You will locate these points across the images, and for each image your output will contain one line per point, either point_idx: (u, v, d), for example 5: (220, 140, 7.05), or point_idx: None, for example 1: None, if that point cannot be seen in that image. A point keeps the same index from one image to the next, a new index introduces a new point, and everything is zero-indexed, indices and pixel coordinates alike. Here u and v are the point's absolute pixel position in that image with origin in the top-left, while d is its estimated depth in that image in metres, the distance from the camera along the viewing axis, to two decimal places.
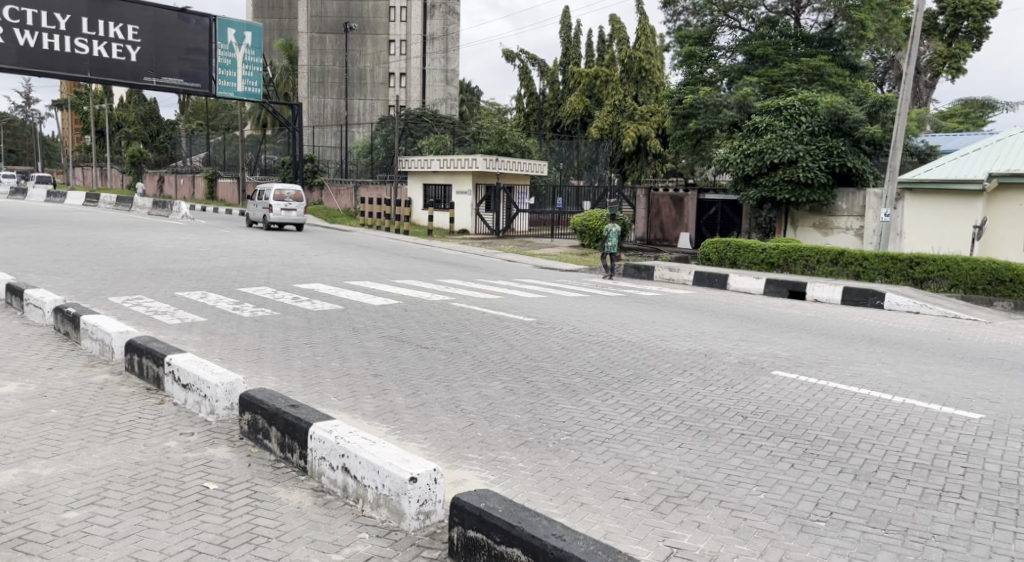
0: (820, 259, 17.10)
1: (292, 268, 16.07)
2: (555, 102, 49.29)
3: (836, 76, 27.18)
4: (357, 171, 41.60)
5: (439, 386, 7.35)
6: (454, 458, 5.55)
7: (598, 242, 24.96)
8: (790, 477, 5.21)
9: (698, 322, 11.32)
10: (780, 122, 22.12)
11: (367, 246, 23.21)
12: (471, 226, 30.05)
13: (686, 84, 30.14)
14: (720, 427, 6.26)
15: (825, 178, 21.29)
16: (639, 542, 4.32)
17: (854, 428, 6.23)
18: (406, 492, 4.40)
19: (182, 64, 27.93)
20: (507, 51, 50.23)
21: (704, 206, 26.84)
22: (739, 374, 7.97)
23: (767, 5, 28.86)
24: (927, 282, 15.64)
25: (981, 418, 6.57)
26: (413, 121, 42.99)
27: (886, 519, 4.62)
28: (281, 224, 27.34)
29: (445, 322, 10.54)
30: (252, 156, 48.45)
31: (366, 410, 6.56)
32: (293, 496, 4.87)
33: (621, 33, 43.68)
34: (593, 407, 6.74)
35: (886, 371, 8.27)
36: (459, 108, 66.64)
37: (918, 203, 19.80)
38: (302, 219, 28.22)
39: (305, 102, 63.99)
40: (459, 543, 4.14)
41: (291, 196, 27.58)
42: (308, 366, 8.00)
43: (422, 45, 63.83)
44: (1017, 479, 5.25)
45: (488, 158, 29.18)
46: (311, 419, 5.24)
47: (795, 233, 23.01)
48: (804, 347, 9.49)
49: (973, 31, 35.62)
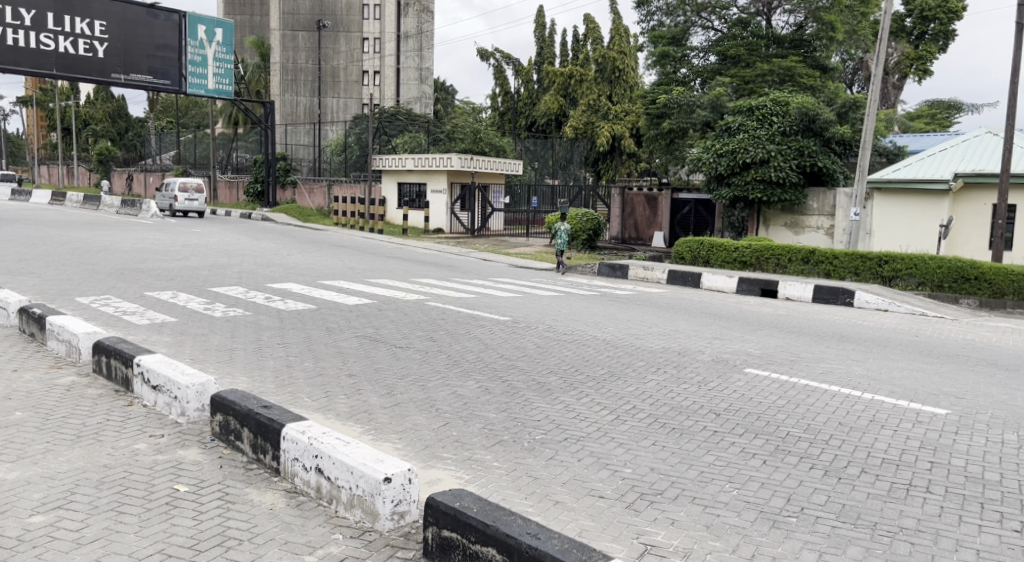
0: (791, 258, 17.29)
1: (264, 268, 15.89)
2: (529, 101, 49.32)
3: (807, 76, 27.51)
4: (330, 168, 41.30)
5: (414, 386, 7.32)
6: (429, 458, 5.53)
7: (573, 241, 25.03)
8: (762, 474, 5.26)
9: (672, 320, 11.40)
10: (752, 122, 22.36)
11: (340, 246, 22.95)
12: (446, 225, 29.98)
13: (659, 84, 30.32)
14: (694, 424, 6.31)
15: (796, 177, 21.57)
16: (614, 539, 4.34)
17: (825, 425, 6.31)
18: (381, 493, 4.37)
19: (151, 60, 27.55)
20: (482, 50, 50.11)
21: (677, 206, 27.07)
22: (712, 372, 8.04)
23: (739, 6, 29.14)
24: (896, 280, 15.89)
25: (947, 413, 6.70)
26: (387, 119, 42.76)
27: (855, 514, 4.68)
28: (186, 211, 32.31)
29: (419, 322, 10.50)
30: (224, 155, 47.90)
31: (339, 411, 6.52)
32: (266, 498, 4.83)
33: (595, 33, 43.84)
34: (568, 406, 6.76)
35: (856, 368, 8.40)
36: (434, 106, 66.57)
37: (886, 202, 20.06)
38: (204, 207, 33.24)
39: (277, 100, 63.31)
40: (434, 543, 4.13)
41: (194, 188, 32.56)
42: (280, 366, 7.93)
43: (396, 43, 63.68)
44: (982, 474, 5.35)
45: (463, 158, 29.07)
46: (283, 420, 5.20)
47: (767, 232, 23.26)
48: (776, 345, 9.60)
49: (939, 33, 36.31)
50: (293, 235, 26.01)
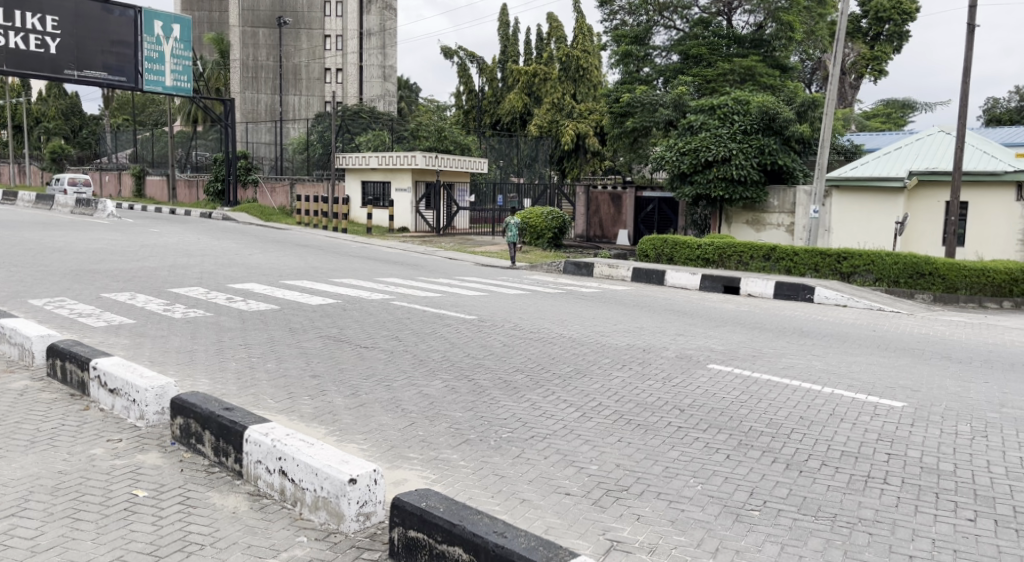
0: (753, 255, 17.54)
1: (226, 268, 15.65)
2: (494, 100, 49.20)
3: (767, 76, 27.94)
4: (293, 167, 40.79)
5: (379, 386, 7.28)
6: (395, 458, 5.49)
7: (539, 239, 25.09)
8: (726, 468, 5.33)
9: (636, 317, 11.50)
10: (713, 121, 22.70)
11: (303, 245, 22.69)
12: (411, 224, 29.85)
13: (623, 83, 30.52)
14: (659, 420, 6.37)
15: (757, 175, 21.90)
16: (580, 536, 4.36)
17: (786, 419, 6.41)
18: (345, 494, 4.33)
19: (105, 56, 26.94)
20: (445, 48, 49.88)
21: (641, 204, 27.33)
22: (676, 368, 8.14)
23: (700, 6, 29.44)
24: (854, 276, 16.19)
25: (903, 406, 6.85)
26: (350, 117, 42.45)
27: (816, 506, 4.77)
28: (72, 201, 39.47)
29: (385, 321, 10.42)
30: (183, 153, 46.97)
31: (303, 412, 6.45)
32: (229, 501, 4.76)
33: (559, 32, 43.95)
34: (534, 404, 6.77)
35: (816, 363, 8.55)
36: (398, 104, 66.27)
37: (844, 200, 20.44)
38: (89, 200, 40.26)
39: (238, 97, 62.31)
40: (400, 544, 4.11)
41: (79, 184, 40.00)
42: (242, 368, 7.80)
43: (359, 41, 63.25)
44: (937, 464, 5.48)
45: (428, 155, 28.97)
46: (245, 421, 5.13)
47: (729, 229, 23.50)
48: (738, 341, 9.71)
49: (893, 34, 37.07)
50: (255, 234, 25.65)
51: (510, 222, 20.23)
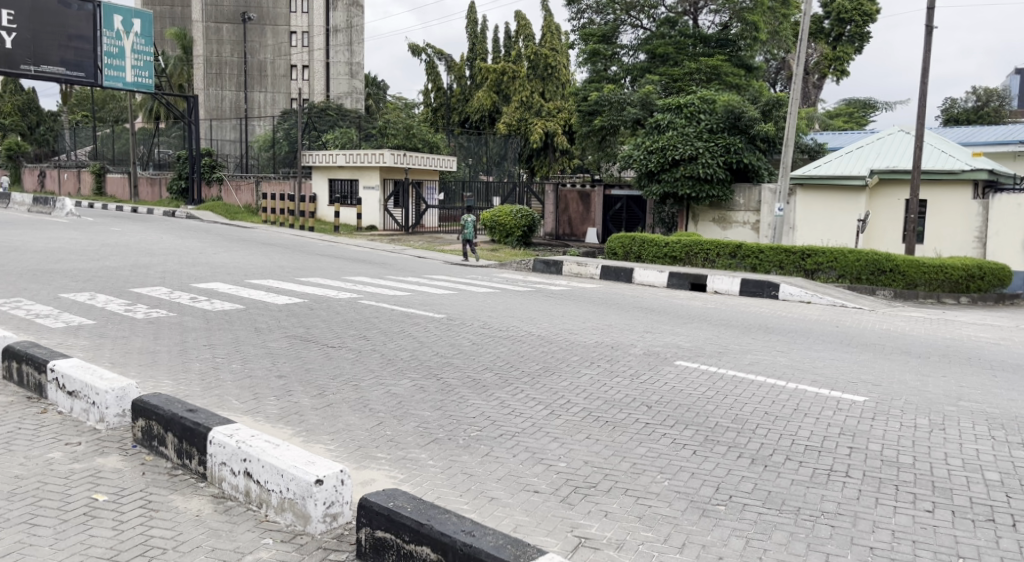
0: (719, 252, 17.73)
1: (190, 268, 15.42)
2: (462, 97, 49.05)
3: (732, 75, 28.25)
4: (258, 165, 40.31)
5: (346, 386, 7.22)
6: (362, 458, 5.46)
7: (508, 237, 25.10)
8: (692, 464, 5.39)
9: (604, 315, 11.56)
10: (680, 120, 22.88)
11: (270, 244, 22.43)
12: (379, 222, 29.67)
13: (591, 81, 30.64)
14: (626, 417, 6.41)
15: (723, 174, 22.14)
16: (549, 534, 4.37)
17: (751, 415, 6.49)
18: (312, 495, 4.29)
19: (63, 51, 26.36)
20: (413, 45, 49.58)
21: (610, 202, 27.47)
22: (644, 365, 8.19)
23: (667, 5, 29.67)
24: (818, 273, 16.44)
25: (865, 400, 6.98)
26: (317, 115, 42.02)
27: (780, 500, 4.84)
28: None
29: (353, 321, 10.34)
30: (145, 150, 46.13)
31: (269, 413, 6.38)
32: (192, 504, 4.69)
33: (527, 30, 43.89)
34: (503, 402, 6.77)
35: (781, 359, 8.67)
36: (366, 101, 65.79)
37: (809, 198, 20.74)
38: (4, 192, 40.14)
39: (202, 94, 61.27)
40: (367, 544, 4.08)
41: None
42: (207, 369, 7.69)
43: (325, 37, 62.66)
44: (897, 457, 5.59)
45: (396, 153, 28.80)
46: (209, 423, 5.06)
47: (695, 227, 23.74)
48: (705, 338, 9.81)
49: (854, 35, 37.69)
50: (220, 233, 25.30)
51: (467, 221, 20.36)
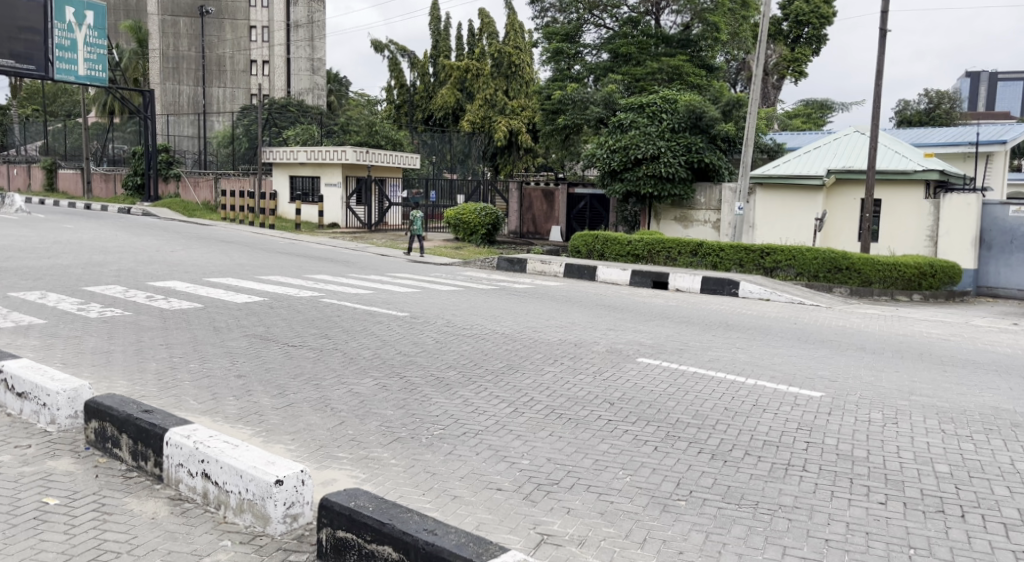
0: (681, 251, 17.94)
1: (146, 266, 15.10)
2: (425, 95, 48.77)
3: (693, 76, 28.55)
4: (217, 161, 39.66)
5: (307, 385, 7.13)
6: (323, 458, 5.41)
7: (471, 236, 25.09)
8: (654, 460, 5.44)
9: (567, 313, 11.61)
10: (643, 119, 22.99)
11: (229, 241, 22.06)
12: (342, 219, 29.45)
13: (554, 80, 30.69)
14: (589, 414, 6.45)
15: (684, 173, 22.39)
16: (511, 531, 4.38)
17: (711, 410, 6.58)
18: (272, 496, 4.23)
19: (12, 43, 25.58)
20: (375, 42, 49.15)
21: (573, 200, 27.59)
22: (606, 361, 8.25)
23: (629, 5, 29.77)
24: (777, 270, 16.74)
25: (821, 395, 7.12)
26: (278, 111, 41.44)
27: (739, 494, 4.91)
28: None
29: (314, 319, 10.21)
30: (99, 146, 45.02)
31: (228, 413, 6.28)
32: (148, 506, 4.60)
33: (490, 28, 43.81)
34: (466, 400, 6.77)
35: (740, 355, 8.79)
36: (328, 98, 65.05)
37: (768, 198, 21.11)
38: None
39: (158, 88, 59.87)
40: (328, 545, 4.05)
41: None
42: (164, 368, 7.54)
43: (285, 33, 61.87)
44: (852, 451, 5.72)
45: (358, 150, 28.54)
46: (166, 424, 4.96)
47: (657, 225, 24.01)
48: (667, 335, 9.92)
49: (812, 37, 38.36)
50: (177, 231, 24.78)
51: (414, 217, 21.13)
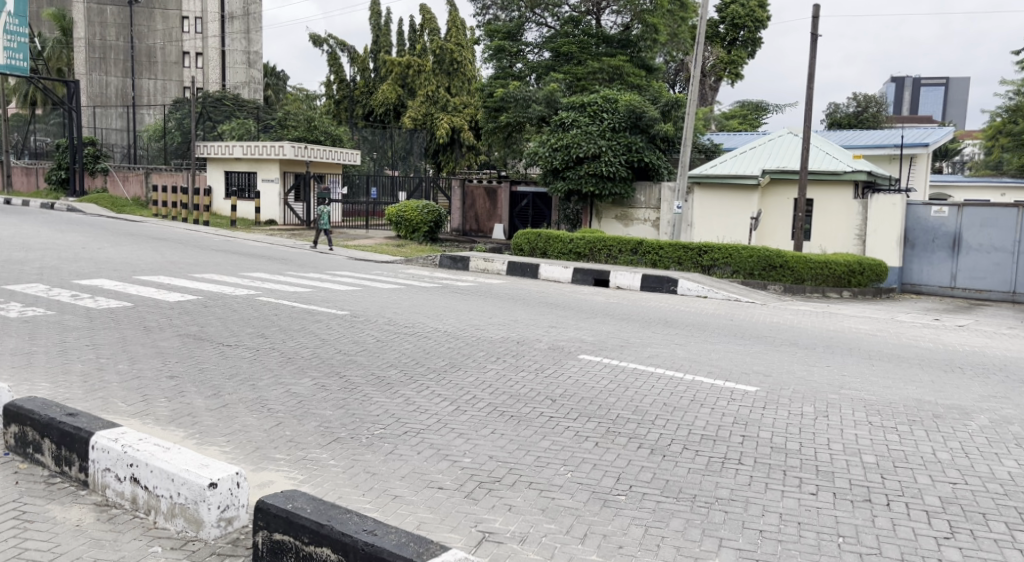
0: (622, 249, 18.16)
1: (71, 264, 14.52)
2: (366, 90, 48.14)
3: (633, 76, 28.94)
4: (148, 156, 38.35)
5: (243, 385, 6.97)
6: (259, 459, 5.29)
7: (414, 233, 24.92)
8: (594, 456, 5.48)
9: (510, 310, 11.63)
10: (584, 118, 23.14)
11: (160, 238, 21.34)
12: (280, 216, 28.89)
13: (496, 77, 30.71)
14: (531, 411, 6.46)
15: (625, 172, 22.66)
16: (452, 530, 4.35)
17: (651, 406, 6.67)
18: (205, 500, 4.11)
19: None
20: (314, 35, 48.30)
21: (516, 198, 27.66)
22: (547, 359, 8.27)
23: (570, 5, 29.92)
24: (714, 269, 17.15)
25: (756, 390, 7.29)
26: (212, 104, 40.34)
27: (677, 488, 4.99)
28: None
29: (250, 319, 9.95)
30: (20, 139, 43.10)
31: (159, 415, 6.08)
32: (72, 513, 4.42)
33: (431, 24, 43.53)
34: (408, 399, 6.71)
35: (679, 351, 8.94)
36: (265, 92, 63.74)
37: (705, 196, 21.56)
38: None
39: (83, 79, 57.41)
40: (264, 548, 3.96)
41: None
42: (90, 370, 7.27)
43: (220, 24, 60.43)
44: (785, 444, 5.86)
45: (296, 145, 28.10)
46: (91, 427, 4.78)
47: (599, 224, 24.28)
48: (607, 332, 10.02)
49: (748, 40, 39.29)
50: (105, 227, 23.86)
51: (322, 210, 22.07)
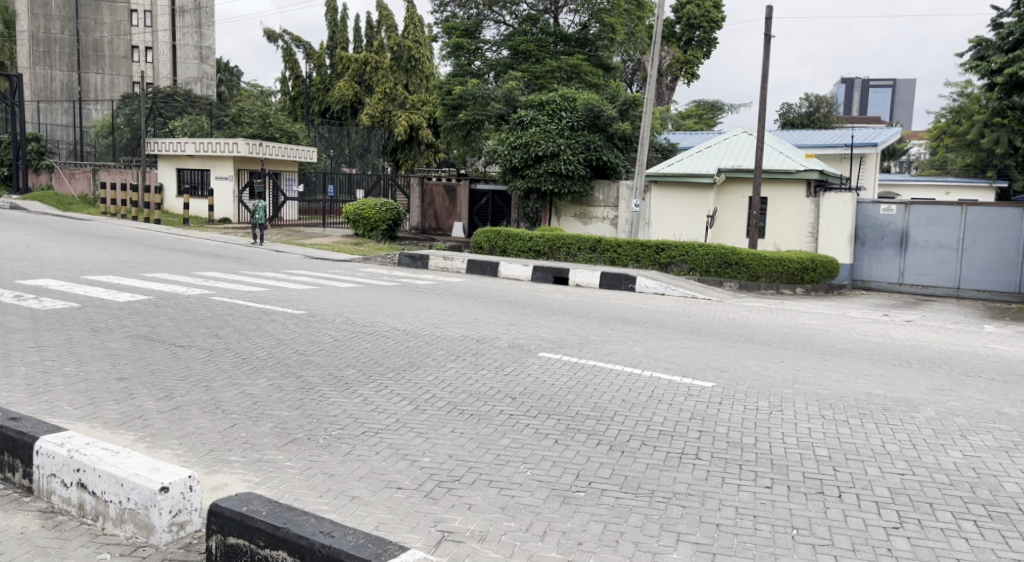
0: (581, 246, 18.19)
1: (14, 264, 14.03)
2: (322, 86, 47.48)
3: (591, 75, 29.13)
4: (96, 152, 37.30)
5: (197, 386, 6.84)
6: (213, 462, 5.18)
7: (371, 231, 24.69)
8: (553, 453, 5.49)
9: (469, 308, 11.60)
10: (542, 117, 23.14)
11: (108, 237, 20.71)
12: (234, 214, 28.41)
13: (454, 75, 30.57)
14: (491, 409, 6.44)
15: (583, 171, 22.75)
16: (411, 530, 4.31)
17: (610, 402, 6.71)
18: (157, 505, 4.00)
19: None
20: (269, 31, 47.49)
21: (475, 196, 27.61)
22: (508, 357, 8.27)
23: (528, 4, 30.02)
24: (671, 266, 17.35)
25: (712, 386, 7.37)
26: (163, 100, 39.38)
27: (636, 484, 5.02)
28: None
29: (204, 319, 9.75)
30: None
31: (108, 418, 5.92)
32: (16, 521, 4.27)
33: (389, 21, 43.17)
34: (366, 399, 6.64)
35: (637, 348, 9.00)
36: (217, 88, 62.47)
37: (663, 195, 21.78)
38: None
39: (27, 73, 54.61)
40: (218, 552, 3.89)
41: None
42: (34, 373, 7.03)
43: (171, 18, 59.11)
44: (740, 438, 5.94)
45: (251, 142, 27.70)
46: (35, 431, 4.62)
47: (558, 222, 24.38)
48: (567, 329, 10.04)
49: (703, 40, 39.74)
50: (50, 226, 23.09)
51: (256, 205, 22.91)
